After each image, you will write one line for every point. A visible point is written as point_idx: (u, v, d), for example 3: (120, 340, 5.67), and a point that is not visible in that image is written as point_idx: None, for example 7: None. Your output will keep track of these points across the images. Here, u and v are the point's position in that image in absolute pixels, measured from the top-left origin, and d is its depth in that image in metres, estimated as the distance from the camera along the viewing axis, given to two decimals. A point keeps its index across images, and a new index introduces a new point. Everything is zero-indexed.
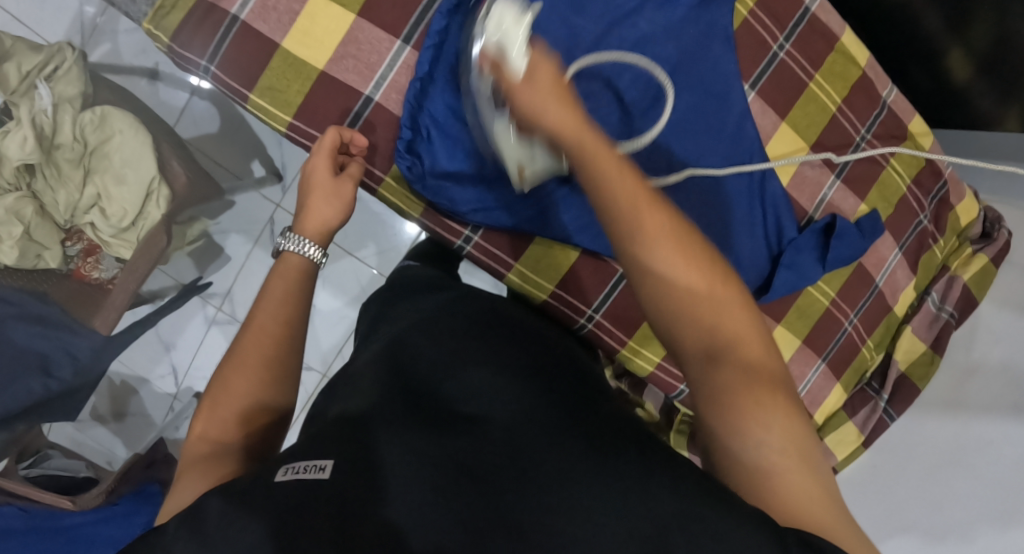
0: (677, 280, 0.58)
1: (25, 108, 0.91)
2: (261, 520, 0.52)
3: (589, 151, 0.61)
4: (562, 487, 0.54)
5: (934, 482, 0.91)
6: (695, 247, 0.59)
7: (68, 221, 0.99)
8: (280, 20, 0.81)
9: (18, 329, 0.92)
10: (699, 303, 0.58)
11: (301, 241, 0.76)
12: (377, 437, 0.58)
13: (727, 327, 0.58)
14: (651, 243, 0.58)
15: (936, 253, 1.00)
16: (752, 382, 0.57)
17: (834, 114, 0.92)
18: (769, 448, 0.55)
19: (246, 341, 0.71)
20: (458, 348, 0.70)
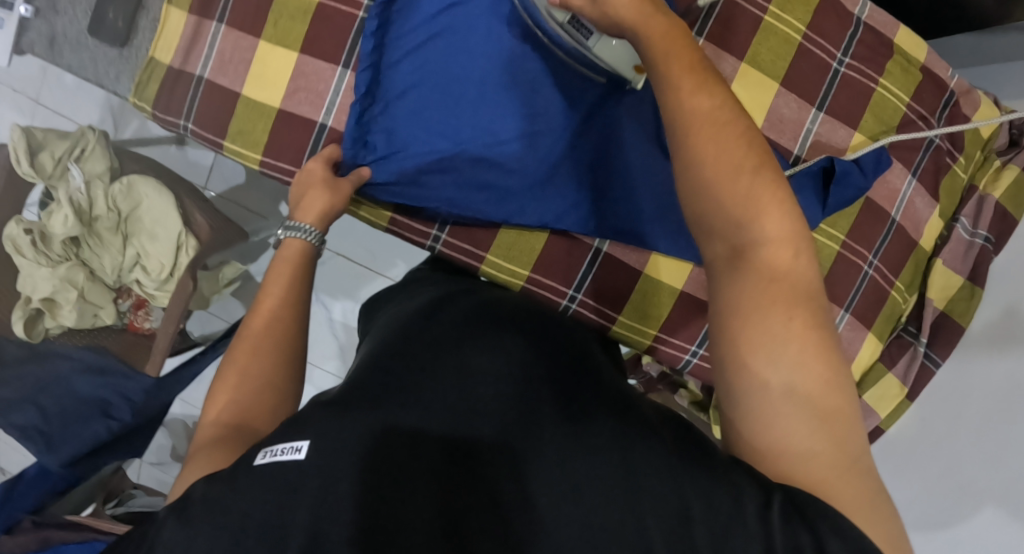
0: (725, 166, 0.56)
1: (62, 190, 1.05)
2: (243, 507, 0.53)
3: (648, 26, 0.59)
4: (556, 466, 0.55)
5: (989, 429, 0.83)
6: (743, 139, 0.56)
7: (116, 281, 1.12)
8: (237, 71, 0.87)
9: (82, 380, 1.06)
10: (734, 190, 0.55)
11: (303, 228, 0.78)
12: (363, 413, 0.58)
13: (758, 230, 0.55)
14: (697, 128, 0.56)
15: (958, 174, 0.90)
16: (775, 292, 0.54)
17: (800, 44, 0.86)
18: (778, 386, 0.53)
19: (254, 328, 0.71)
20: (446, 327, 0.70)
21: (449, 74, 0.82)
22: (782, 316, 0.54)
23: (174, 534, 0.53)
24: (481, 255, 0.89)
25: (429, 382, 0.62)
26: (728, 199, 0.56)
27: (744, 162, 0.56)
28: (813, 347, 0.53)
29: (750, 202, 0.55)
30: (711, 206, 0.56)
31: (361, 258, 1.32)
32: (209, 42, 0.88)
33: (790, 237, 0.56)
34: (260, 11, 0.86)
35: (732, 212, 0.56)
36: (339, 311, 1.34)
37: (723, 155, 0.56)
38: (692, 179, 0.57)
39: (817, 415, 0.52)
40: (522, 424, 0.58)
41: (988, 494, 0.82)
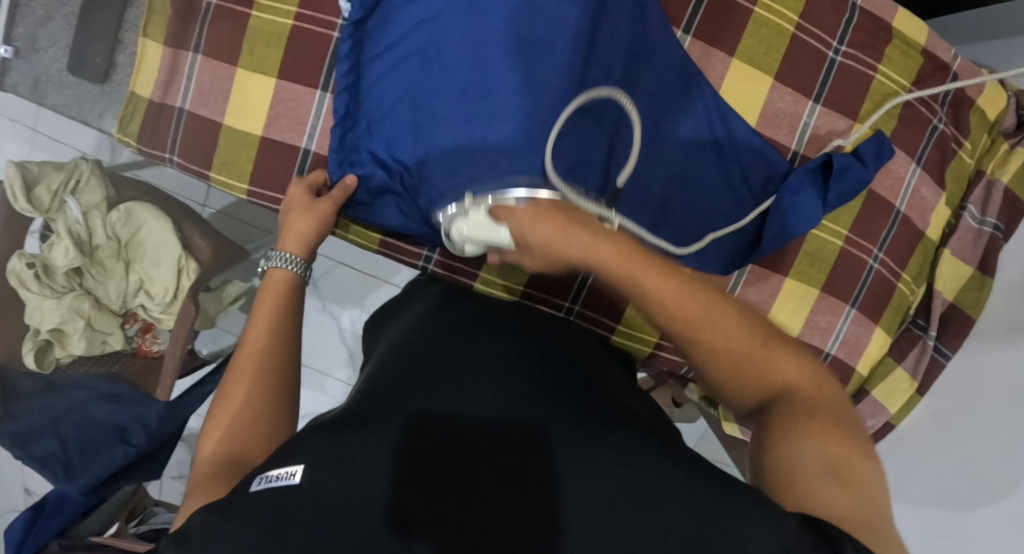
0: (732, 350, 0.59)
1: (61, 222, 1.06)
2: (240, 531, 0.52)
3: (594, 256, 0.61)
4: (564, 480, 0.55)
5: (1007, 417, 0.82)
6: (743, 321, 0.60)
7: (122, 307, 1.13)
8: (217, 101, 0.86)
9: (98, 408, 1.07)
10: (751, 362, 0.59)
11: (283, 256, 0.77)
12: (362, 433, 0.58)
13: (775, 377, 0.59)
14: (695, 327, 0.59)
15: (965, 159, 0.86)
16: (810, 414, 0.57)
17: (793, 34, 0.83)
18: (809, 462, 0.55)
19: (241, 359, 0.71)
20: (441, 342, 0.70)
21: (423, 96, 0.80)
22: (816, 429, 0.56)
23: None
24: (475, 272, 0.89)
25: (424, 397, 0.62)
26: (733, 368, 0.59)
27: (749, 337, 0.59)
28: (837, 435, 0.56)
29: (760, 368, 0.59)
30: (723, 375, 0.60)
31: (368, 268, 1.32)
32: (187, 74, 0.87)
33: (812, 376, 0.60)
34: (235, 38, 0.85)
35: (746, 371, 0.59)
36: (347, 320, 1.35)
37: (721, 337, 0.59)
38: (700, 360, 0.60)
39: (844, 481, 0.54)
40: (524, 433, 0.58)
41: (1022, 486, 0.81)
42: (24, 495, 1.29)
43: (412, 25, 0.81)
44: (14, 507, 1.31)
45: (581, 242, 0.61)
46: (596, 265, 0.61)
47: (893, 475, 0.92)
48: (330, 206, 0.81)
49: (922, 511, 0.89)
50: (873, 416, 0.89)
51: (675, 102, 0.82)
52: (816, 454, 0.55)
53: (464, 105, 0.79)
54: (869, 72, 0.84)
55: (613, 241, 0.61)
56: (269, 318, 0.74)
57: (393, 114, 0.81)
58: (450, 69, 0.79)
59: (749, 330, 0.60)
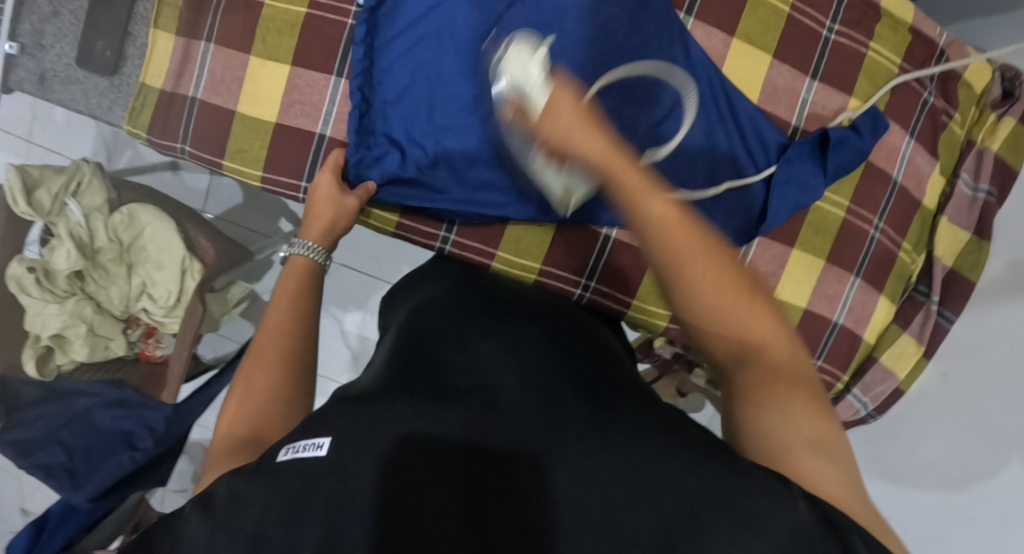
0: (721, 298, 0.56)
1: (63, 225, 1.04)
2: (266, 495, 0.54)
3: (597, 154, 0.59)
4: (570, 476, 0.54)
5: (1000, 382, 0.85)
6: (729, 265, 0.57)
7: (124, 312, 1.11)
8: (230, 90, 0.87)
9: (103, 414, 1.04)
10: (726, 309, 0.56)
11: (307, 244, 0.78)
12: (378, 407, 0.57)
13: (751, 330, 0.56)
14: (683, 260, 0.57)
15: (956, 130, 0.90)
16: (776, 376, 0.56)
17: (789, 14, 0.86)
18: (793, 435, 0.54)
19: (262, 340, 0.71)
20: (461, 328, 0.70)
21: (438, 80, 0.82)
22: (784, 397, 0.55)
23: (196, 530, 0.53)
24: (493, 252, 0.90)
25: (447, 384, 0.61)
26: (716, 314, 0.57)
27: (736, 284, 0.57)
28: (816, 410, 0.55)
29: (738, 326, 0.56)
30: (699, 317, 0.57)
31: (369, 268, 1.32)
32: (199, 63, 0.87)
33: (783, 339, 0.57)
34: (248, 27, 0.86)
35: (726, 320, 0.56)
36: (351, 323, 1.34)
37: (711, 285, 0.56)
38: (682, 296, 0.57)
39: (827, 454, 0.54)
40: (547, 421, 0.57)
41: (1011, 464, 0.83)
42: (20, 516, 1.25)
43: (424, 9, 0.82)
44: (10, 528, 1.27)
45: (584, 138, 0.60)
46: (626, 187, 0.59)
47: (906, 447, 0.93)
48: (355, 200, 0.82)
49: (923, 496, 0.91)
50: (882, 382, 0.92)
51: (692, 71, 0.84)
52: (789, 435, 0.54)
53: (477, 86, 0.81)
54: (861, 49, 0.87)
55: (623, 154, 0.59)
56: (288, 304, 0.73)
57: (409, 96, 0.83)
58: (462, 53, 0.81)
59: (732, 279, 0.57)
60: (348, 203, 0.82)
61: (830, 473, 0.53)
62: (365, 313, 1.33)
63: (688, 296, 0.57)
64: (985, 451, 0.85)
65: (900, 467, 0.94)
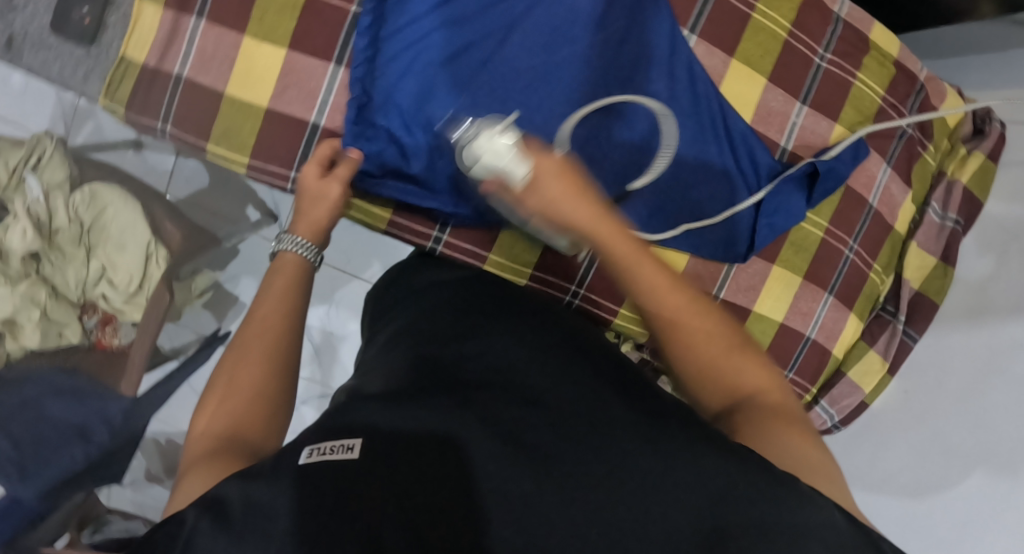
0: (714, 356, 0.63)
1: (18, 202, 0.96)
2: (297, 499, 0.52)
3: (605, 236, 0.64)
4: (601, 461, 0.54)
5: (966, 392, 0.89)
6: (719, 327, 0.63)
7: (80, 297, 1.03)
8: (220, 70, 0.83)
9: (52, 403, 0.95)
10: (723, 362, 0.62)
11: (295, 240, 0.75)
12: (403, 408, 0.59)
13: (745, 378, 0.62)
14: (678, 320, 0.63)
15: (929, 161, 0.95)
16: (779, 416, 0.60)
17: (786, 40, 0.88)
18: (806, 459, 0.58)
19: (246, 341, 0.67)
20: (474, 327, 0.70)
21: (440, 75, 0.81)
22: (792, 436, 0.59)
23: (212, 543, 0.50)
24: (485, 254, 0.89)
25: (469, 383, 0.62)
26: (707, 365, 0.63)
27: (727, 341, 0.63)
28: (815, 440, 0.60)
29: (733, 377, 0.62)
30: (698, 366, 0.63)
31: (337, 262, 1.30)
32: (187, 39, 0.83)
33: (775, 384, 0.63)
34: (244, 7, 0.83)
35: (719, 367, 0.62)
36: (313, 317, 1.30)
37: (707, 343, 0.63)
38: (682, 351, 0.63)
39: (832, 474, 0.58)
40: (575, 419, 0.58)
41: (972, 475, 0.86)
42: None
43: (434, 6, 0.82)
44: None
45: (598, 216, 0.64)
46: (627, 264, 0.63)
47: (870, 456, 0.97)
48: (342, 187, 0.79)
49: (886, 507, 0.94)
50: (849, 395, 0.96)
51: (696, 88, 0.86)
52: (808, 457, 0.58)
53: (485, 84, 0.82)
54: (847, 76, 0.90)
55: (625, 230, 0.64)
56: (283, 300, 0.71)
57: (414, 90, 0.82)
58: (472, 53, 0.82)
59: (726, 335, 0.63)
60: (333, 191, 0.78)
61: (840, 489, 0.57)
62: (333, 306, 1.30)
63: (687, 355, 0.63)
64: (954, 470, 0.88)
65: (864, 474, 0.97)
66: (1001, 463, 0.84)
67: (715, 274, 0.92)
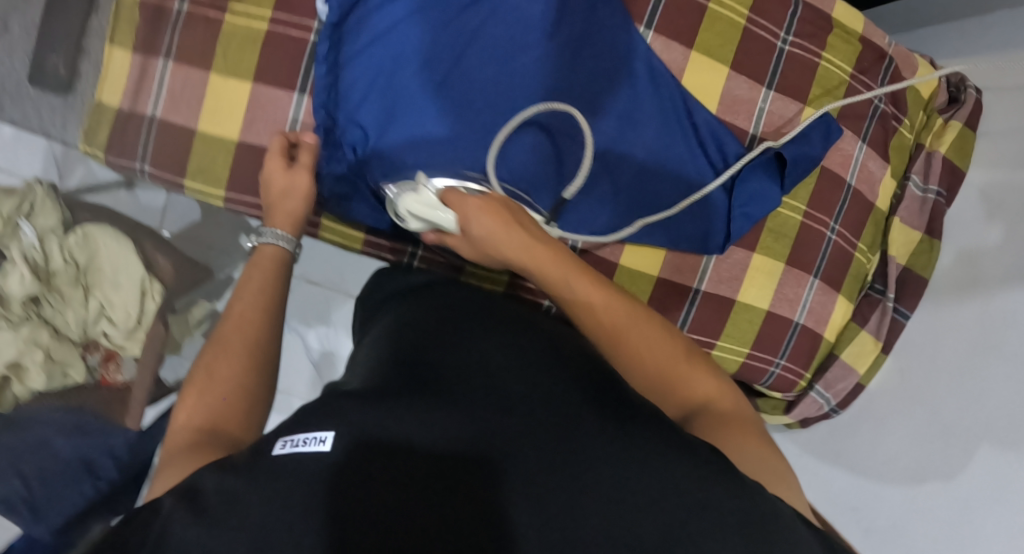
0: (663, 363, 0.66)
1: (15, 247, 1.00)
2: (266, 493, 0.51)
3: (541, 262, 0.68)
4: (577, 464, 0.54)
5: (963, 365, 0.87)
6: (668, 340, 0.68)
7: (82, 336, 1.05)
8: (191, 107, 0.85)
9: (65, 443, 1.02)
10: (674, 372, 0.66)
11: (274, 232, 0.76)
12: (381, 403, 0.57)
13: (696, 390, 0.66)
14: (624, 337, 0.66)
15: (905, 135, 0.93)
16: (729, 423, 0.63)
17: (744, 27, 0.88)
18: (753, 461, 0.61)
19: (228, 328, 0.68)
20: (455, 330, 0.69)
21: (400, 92, 0.81)
22: (740, 440, 0.62)
23: (185, 531, 0.50)
24: (461, 264, 0.90)
25: (448, 383, 0.61)
26: (660, 375, 0.66)
27: (673, 351, 0.67)
28: (765, 446, 0.63)
29: (681, 383, 0.66)
30: (649, 378, 0.66)
31: (331, 282, 1.31)
32: (158, 80, 0.85)
33: (726, 393, 0.67)
34: (207, 44, 0.84)
35: (670, 379, 0.66)
36: (315, 338, 1.33)
37: (657, 354, 0.66)
38: (631, 364, 0.66)
39: (780, 479, 0.60)
40: (554, 420, 0.57)
41: (977, 450, 0.84)
42: None
43: (386, 25, 0.81)
44: None
45: (535, 243, 0.69)
46: (565, 286, 0.68)
47: (871, 439, 0.95)
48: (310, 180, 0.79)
49: (891, 492, 0.92)
50: (844, 378, 0.95)
51: (658, 85, 0.86)
52: (745, 464, 0.60)
53: (446, 96, 0.81)
54: (810, 56, 0.89)
55: (566, 253, 0.69)
56: (264, 297, 0.71)
57: (376, 109, 0.81)
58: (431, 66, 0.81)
59: (677, 346, 0.67)
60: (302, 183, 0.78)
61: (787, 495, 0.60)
62: (332, 327, 1.33)
63: (635, 367, 0.66)
64: (958, 453, 0.86)
65: (865, 458, 0.95)
66: (1003, 436, 0.81)
67: (695, 267, 0.91)
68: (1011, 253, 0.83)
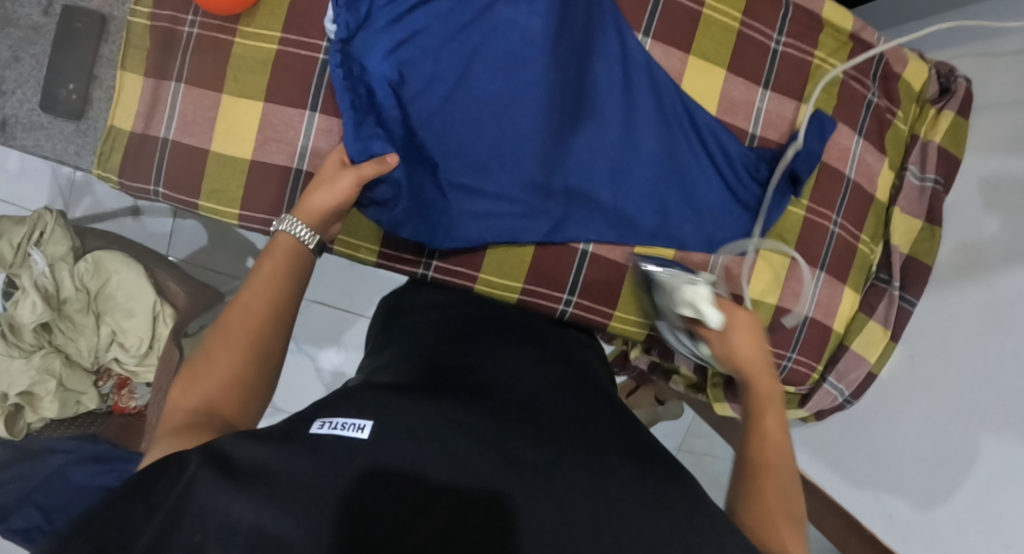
0: (775, 507, 0.61)
1: (26, 276, 0.99)
2: (299, 464, 0.53)
3: (753, 370, 0.69)
4: (586, 498, 0.54)
5: (974, 348, 0.88)
6: (791, 485, 0.62)
7: (94, 363, 1.06)
8: (203, 129, 0.86)
9: (80, 471, 1.00)
10: (772, 517, 0.60)
11: (292, 221, 0.71)
12: (416, 399, 0.59)
13: (786, 539, 0.59)
14: (768, 461, 0.63)
15: (900, 126, 0.95)
16: None
17: (738, 31, 0.89)
18: None
19: (229, 314, 0.65)
20: (481, 353, 0.70)
21: (418, 115, 0.83)
22: None
23: (208, 492, 0.51)
24: (475, 274, 0.89)
25: (473, 391, 0.62)
26: (763, 505, 0.61)
27: (784, 503, 0.61)
28: None
29: (770, 528, 0.60)
30: (757, 502, 0.61)
31: (340, 302, 1.32)
32: (170, 104, 0.86)
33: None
34: (218, 67, 0.85)
35: (769, 514, 0.61)
36: (326, 359, 1.33)
37: (770, 490, 0.61)
38: (752, 475, 0.63)
39: None
40: (575, 453, 0.57)
41: (994, 430, 0.85)
42: None
43: (390, 45, 0.82)
44: None
45: (763, 362, 0.69)
46: (761, 401, 0.67)
47: (886, 425, 0.96)
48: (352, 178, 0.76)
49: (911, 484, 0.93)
50: (856, 367, 0.96)
51: (660, 90, 0.87)
52: None
53: (462, 118, 0.84)
54: (801, 55, 0.90)
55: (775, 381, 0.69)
56: (279, 290, 0.67)
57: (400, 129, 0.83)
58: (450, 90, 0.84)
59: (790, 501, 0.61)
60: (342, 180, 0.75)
61: None
62: (341, 347, 1.32)
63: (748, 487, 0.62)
64: (975, 436, 0.87)
65: (881, 447, 0.96)
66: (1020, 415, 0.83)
67: (704, 265, 0.90)
68: (1012, 232, 0.86)
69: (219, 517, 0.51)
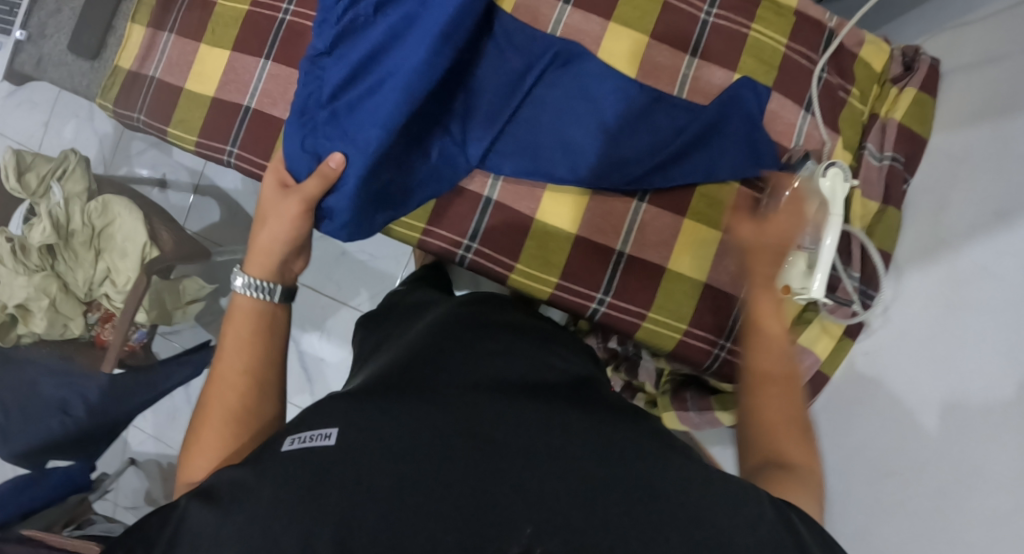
0: (777, 423, 0.63)
1: (44, 204, 1.12)
2: (274, 488, 0.50)
3: (757, 291, 0.70)
4: (575, 474, 0.51)
5: (929, 342, 0.75)
6: (798, 395, 0.65)
7: (87, 295, 1.18)
8: (182, 71, 0.98)
9: (46, 382, 1.11)
10: (782, 433, 0.62)
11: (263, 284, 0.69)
12: (366, 396, 0.55)
13: (797, 453, 0.62)
14: (767, 375, 0.65)
15: (856, 105, 0.89)
16: (795, 480, 0.59)
17: (665, 2, 0.88)
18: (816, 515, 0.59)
19: (207, 398, 0.64)
20: (449, 337, 0.64)
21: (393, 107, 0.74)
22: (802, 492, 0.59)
23: (200, 518, 0.51)
24: None
25: (433, 382, 0.57)
26: (767, 423, 0.63)
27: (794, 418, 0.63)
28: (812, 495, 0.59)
29: (778, 440, 0.62)
30: (756, 423, 0.64)
31: (328, 290, 1.37)
32: (162, 48, 0.99)
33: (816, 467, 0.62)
34: (201, 20, 0.98)
35: (775, 435, 0.62)
36: (308, 343, 1.37)
37: (775, 404, 0.64)
38: (744, 377, 0.66)
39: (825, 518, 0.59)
40: (559, 431, 0.53)
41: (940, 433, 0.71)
42: None
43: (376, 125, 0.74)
44: None
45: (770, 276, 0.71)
46: (758, 314, 0.69)
47: (835, 433, 0.84)
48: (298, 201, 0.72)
49: (855, 499, 0.78)
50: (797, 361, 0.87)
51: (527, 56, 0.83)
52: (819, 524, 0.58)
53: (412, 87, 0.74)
54: (732, 28, 0.88)
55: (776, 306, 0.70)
56: (250, 357, 0.66)
57: (376, 126, 0.74)
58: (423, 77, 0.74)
59: (794, 409, 0.64)
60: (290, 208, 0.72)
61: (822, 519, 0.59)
62: (323, 333, 1.37)
63: (752, 402, 0.65)
64: (926, 444, 0.72)
65: (829, 456, 0.84)
66: (972, 415, 0.68)
67: (618, 227, 0.87)
68: (972, 205, 0.75)
69: (210, 540, 0.50)
